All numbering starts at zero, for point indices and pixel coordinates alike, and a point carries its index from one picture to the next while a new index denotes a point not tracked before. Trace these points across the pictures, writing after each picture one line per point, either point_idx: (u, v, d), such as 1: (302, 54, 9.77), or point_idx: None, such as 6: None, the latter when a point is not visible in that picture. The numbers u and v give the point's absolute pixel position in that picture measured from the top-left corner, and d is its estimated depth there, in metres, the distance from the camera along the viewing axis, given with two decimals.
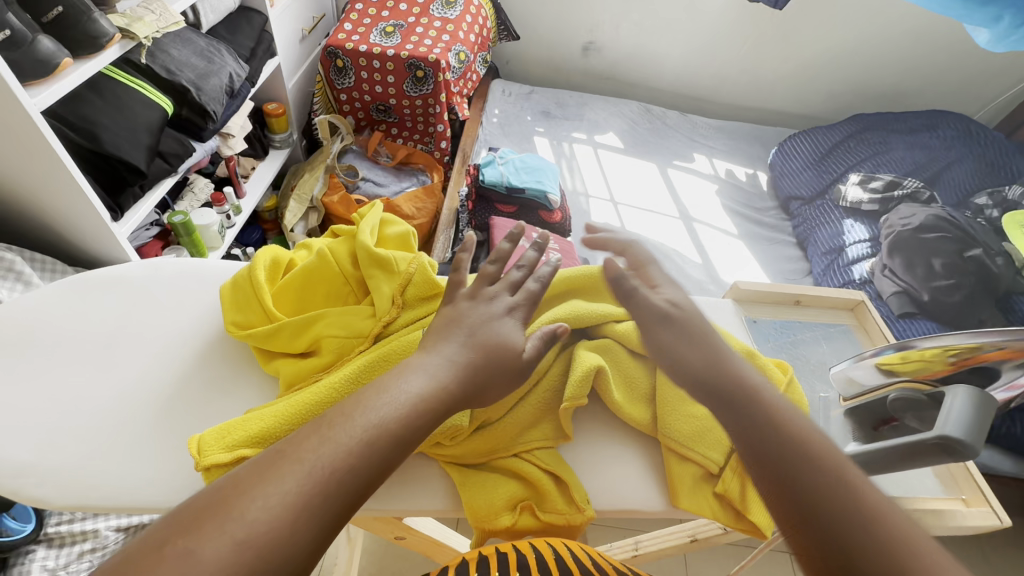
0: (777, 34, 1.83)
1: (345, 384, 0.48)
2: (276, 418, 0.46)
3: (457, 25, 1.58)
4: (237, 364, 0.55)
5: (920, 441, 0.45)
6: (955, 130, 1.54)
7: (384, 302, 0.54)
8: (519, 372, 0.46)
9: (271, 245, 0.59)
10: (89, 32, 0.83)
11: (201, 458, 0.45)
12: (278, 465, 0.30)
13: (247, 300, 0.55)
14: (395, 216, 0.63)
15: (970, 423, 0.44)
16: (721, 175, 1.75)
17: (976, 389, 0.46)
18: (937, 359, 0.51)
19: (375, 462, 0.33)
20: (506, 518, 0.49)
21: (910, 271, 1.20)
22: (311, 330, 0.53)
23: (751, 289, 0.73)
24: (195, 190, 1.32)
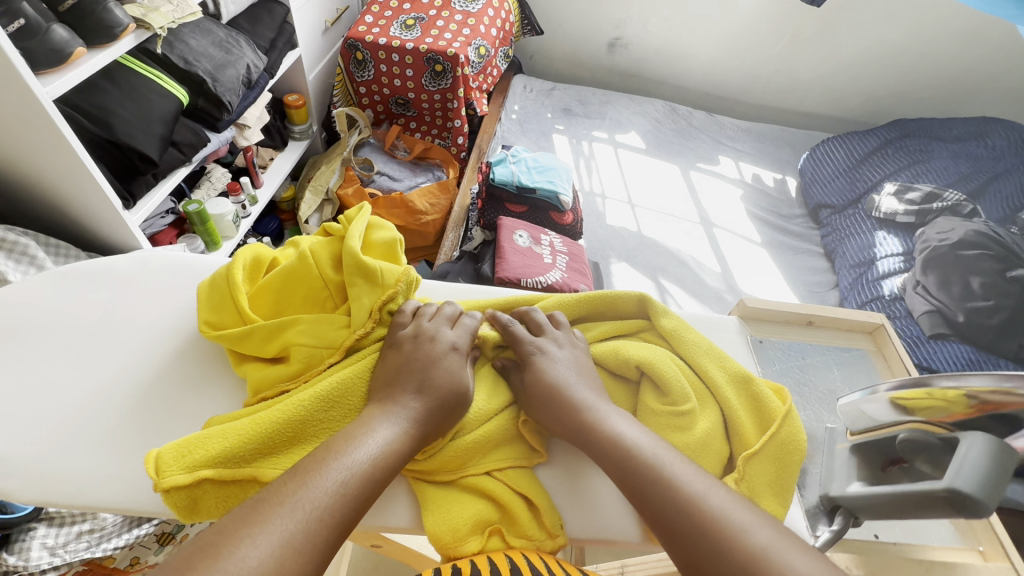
0: (815, 33, 1.74)
1: (316, 404, 0.48)
2: (240, 436, 0.46)
3: (478, 18, 1.56)
4: (212, 364, 0.54)
5: (930, 493, 0.41)
6: (1005, 141, 1.50)
7: (361, 314, 0.53)
8: (459, 407, 0.50)
9: (252, 244, 0.58)
10: (105, 22, 0.84)
11: (158, 479, 0.43)
12: (264, 513, 0.36)
13: (223, 300, 0.54)
14: (383, 220, 0.61)
15: (986, 479, 0.39)
16: (747, 179, 1.68)
17: (994, 437, 0.41)
18: (957, 401, 0.44)
19: (349, 504, 0.39)
20: (473, 543, 0.46)
21: (945, 290, 1.20)
22: (282, 335, 0.52)
23: (760, 308, 0.68)
24: (212, 179, 1.34)
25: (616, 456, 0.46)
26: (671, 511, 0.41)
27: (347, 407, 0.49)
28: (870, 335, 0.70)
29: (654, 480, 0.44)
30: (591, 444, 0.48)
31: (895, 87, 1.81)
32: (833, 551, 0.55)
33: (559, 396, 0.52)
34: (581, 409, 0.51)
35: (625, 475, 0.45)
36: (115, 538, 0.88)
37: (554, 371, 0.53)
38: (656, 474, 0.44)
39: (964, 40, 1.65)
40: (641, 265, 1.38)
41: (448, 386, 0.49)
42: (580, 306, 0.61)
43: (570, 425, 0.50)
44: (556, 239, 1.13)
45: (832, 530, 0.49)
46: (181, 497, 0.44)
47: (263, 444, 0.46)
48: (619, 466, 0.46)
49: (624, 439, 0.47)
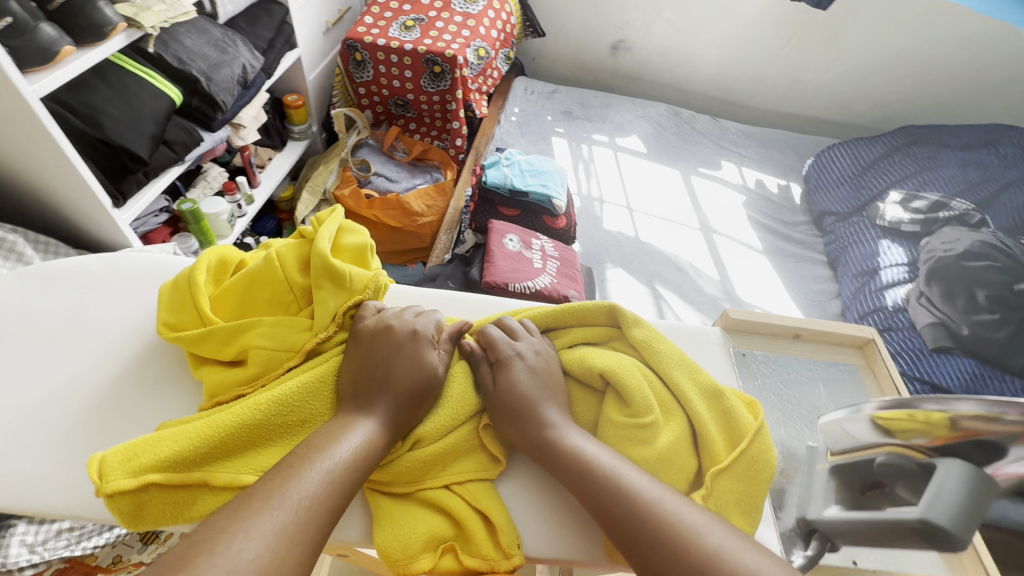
0: (822, 37, 1.70)
1: (273, 408, 0.48)
2: (191, 440, 0.46)
3: (479, 20, 1.55)
4: (171, 367, 0.54)
5: (902, 522, 0.41)
6: (1016, 150, 1.46)
7: (325, 317, 0.54)
8: (427, 391, 0.51)
9: (217, 247, 0.59)
10: (94, 20, 0.84)
11: (102, 483, 0.43)
12: (256, 510, 0.38)
13: (184, 301, 0.55)
14: (356, 224, 0.62)
15: (960, 509, 0.38)
16: (749, 185, 1.65)
17: (973, 467, 0.39)
18: (938, 424, 0.41)
19: (337, 499, 0.42)
20: (425, 560, 0.45)
21: (949, 302, 1.16)
22: (241, 338, 0.52)
23: (744, 320, 0.66)
24: (209, 178, 1.34)
25: (577, 472, 0.47)
26: (633, 524, 0.42)
27: (306, 411, 0.49)
28: (860, 350, 0.67)
29: (615, 494, 0.44)
30: (549, 459, 0.48)
31: (904, 92, 1.77)
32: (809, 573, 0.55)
33: (517, 408, 0.51)
34: (543, 422, 0.50)
35: (585, 490, 0.46)
36: (94, 536, 0.86)
37: (514, 379, 0.52)
38: (615, 487, 0.44)
39: (977, 46, 1.61)
40: (637, 270, 1.36)
41: (415, 378, 0.50)
42: (551, 318, 0.60)
43: (532, 439, 0.50)
44: (547, 244, 1.12)
45: (807, 554, 0.50)
46: (125, 503, 0.44)
47: (215, 448, 0.46)
48: (581, 482, 0.46)
49: (585, 453, 0.48)
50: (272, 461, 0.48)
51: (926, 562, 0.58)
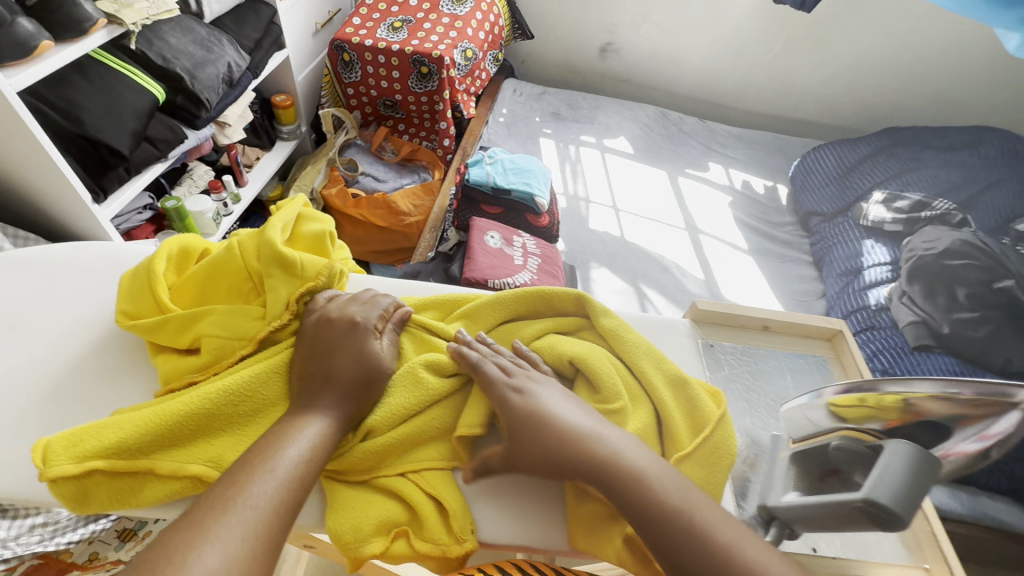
0: (807, 38, 1.72)
1: (219, 398, 0.51)
2: (134, 427, 0.48)
3: (466, 21, 1.56)
4: (130, 355, 0.57)
5: (847, 502, 0.41)
6: (998, 150, 1.48)
7: (278, 305, 0.56)
8: (373, 381, 0.52)
9: (179, 237, 0.61)
10: (74, 16, 0.85)
11: (46, 468, 0.46)
12: (215, 519, 0.38)
13: (142, 290, 0.57)
14: (313, 213, 0.68)
15: (903, 489, 0.39)
16: (736, 186, 1.66)
17: (918, 447, 0.41)
18: (889, 408, 0.45)
19: (287, 501, 0.42)
20: (375, 544, 0.46)
21: (930, 299, 1.17)
22: (193, 328, 0.55)
23: (712, 312, 0.66)
24: (194, 176, 1.35)
25: (634, 498, 0.44)
26: (678, 547, 0.42)
27: (256, 401, 0.52)
28: (828, 342, 0.67)
29: (661, 513, 0.44)
30: (591, 473, 0.46)
31: (891, 94, 1.78)
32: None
33: (553, 424, 0.48)
34: (595, 438, 0.47)
35: (633, 506, 0.44)
36: (71, 532, 0.80)
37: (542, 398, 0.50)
38: (667, 509, 0.44)
39: (960, 48, 1.63)
40: (621, 270, 1.36)
41: (356, 370, 0.51)
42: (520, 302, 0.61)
43: (583, 460, 0.47)
44: (529, 241, 1.12)
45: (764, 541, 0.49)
46: (70, 487, 0.47)
47: (161, 436, 0.49)
48: (637, 510, 0.44)
49: (645, 477, 0.45)
50: (217, 450, 0.50)
51: (887, 548, 0.58)
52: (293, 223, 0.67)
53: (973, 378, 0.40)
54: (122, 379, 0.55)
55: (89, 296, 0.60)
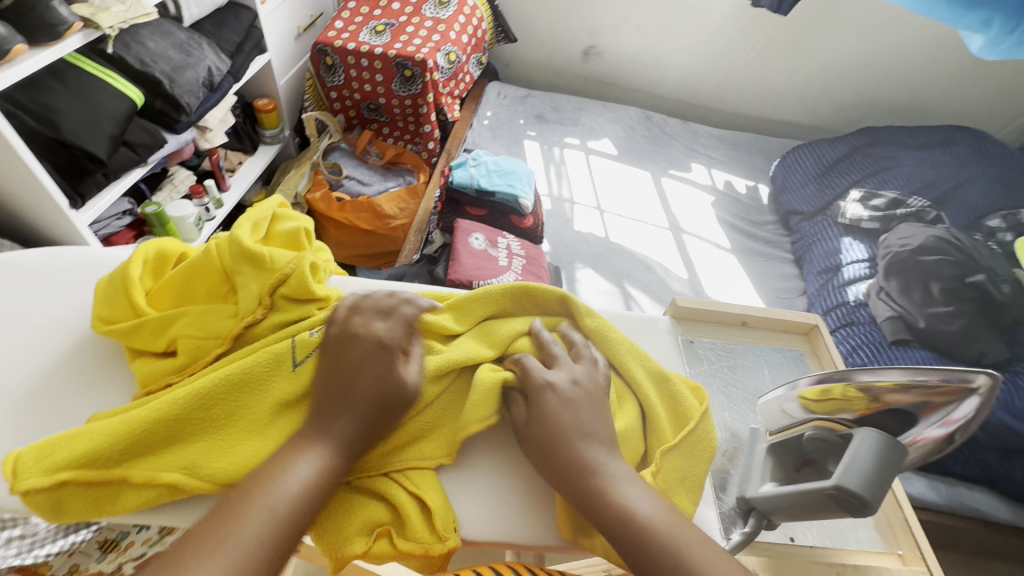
0: (785, 41, 1.75)
1: (192, 401, 0.51)
2: (104, 436, 0.48)
3: (449, 25, 1.57)
4: (108, 359, 0.57)
5: (818, 490, 0.43)
6: (969, 149, 1.52)
7: (250, 301, 0.57)
8: (395, 403, 0.49)
9: (153, 240, 0.61)
10: (48, 20, 0.84)
11: (16, 482, 0.46)
12: (208, 549, 0.38)
13: (116, 294, 0.57)
14: (288, 211, 0.68)
15: (870, 475, 0.41)
16: (718, 186, 1.68)
17: (885, 434, 0.43)
18: (856, 398, 0.48)
19: (283, 536, 0.40)
20: (358, 544, 0.47)
21: (907, 295, 1.20)
22: (168, 330, 0.56)
23: (691, 309, 0.67)
24: (175, 181, 1.34)
25: (629, 534, 0.43)
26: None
27: (230, 401, 0.52)
28: (804, 336, 0.69)
29: (649, 549, 0.42)
30: (584, 500, 0.46)
31: (866, 95, 1.83)
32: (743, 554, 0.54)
33: (564, 445, 0.48)
34: (599, 476, 0.47)
35: (621, 539, 0.44)
36: (48, 544, 0.79)
37: (571, 399, 0.50)
38: (655, 544, 0.42)
39: (931, 49, 1.68)
40: (605, 270, 1.37)
41: (376, 393, 0.48)
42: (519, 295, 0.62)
43: (585, 489, 0.46)
44: (513, 242, 1.12)
45: (744, 531, 0.50)
46: (44, 499, 0.47)
47: (134, 443, 0.49)
48: (632, 545, 0.43)
49: (638, 514, 0.44)
50: (191, 456, 0.50)
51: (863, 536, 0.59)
52: (268, 223, 0.66)
53: (936, 365, 0.45)
54: (101, 383, 0.55)
55: (61, 303, 0.59)
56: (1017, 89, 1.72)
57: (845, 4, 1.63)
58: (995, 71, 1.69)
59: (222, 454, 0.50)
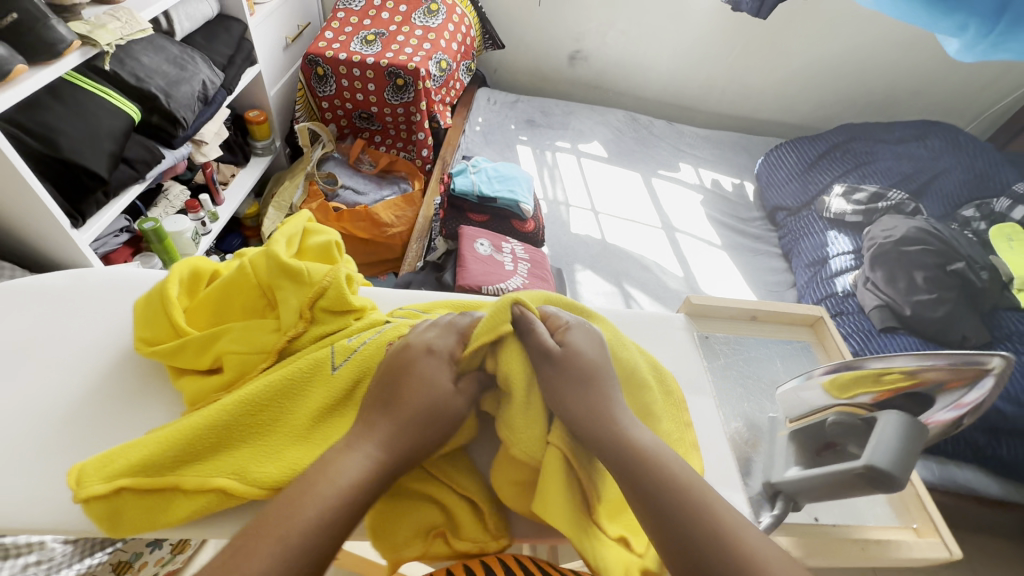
0: (763, 43, 1.82)
1: (238, 409, 0.53)
2: (158, 444, 0.51)
3: (439, 33, 1.58)
4: (146, 377, 0.59)
5: (849, 471, 0.47)
6: (943, 142, 1.60)
7: (290, 315, 0.60)
8: (444, 416, 0.52)
9: (189, 259, 0.64)
10: (47, 39, 0.83)
11: (80, 489, 0.49)
12: (263, 540, 0.39)
13: (157, 316, 0.60)
14: (318, 225, 0.71)
15: (896, 453, 0.46)
16: (706, 185, 1.73)
17: (908, 416, 0.47)
18: (889, 381, 0.51)
19: (325, 537, 0.41)
20: (416, 547, 0.51)
21: (892, 284, 1.26)
22: (213, 346, 0.58)
23: (705, 305, 0.70)
24: (170, 197, 1.33)
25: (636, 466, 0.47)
26: (665, 511, 0.44)
27: (273, 409, 0.55)
28: (810, 328, 0.72)
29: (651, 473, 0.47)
30: (602, 446, 0.50)
31: (843, 92, 1.90)
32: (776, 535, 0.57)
33: (588, 387, 0.54)
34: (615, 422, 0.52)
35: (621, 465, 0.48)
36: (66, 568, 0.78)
37: (582, 349, 0.56)
38: (661, 475, 0.46)
39: (901, 47, 1.76)
40: (604, 270, 1.41)
41: (424, 407, 0.51)
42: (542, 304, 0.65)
43: (596, 434, 0.51)
44: (517, 246, 1.14)
45: (773, 513, 0.54)
46: (103, 507, 0.49)
47: (185, 450, 0.51)
48: (641, 476, 0.47)
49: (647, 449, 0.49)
50: (238, 463, 0.52)
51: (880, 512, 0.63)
52: (299, 237, 0.70)
53: (950, 351, 0.48)
54: (142, 402, 0.57)
55: (91, 324, 0.61)
56: (982, 84, 1.81)
57: (820, 6, 1.70)
58: (963, 67, 1.78)
59: (267, 459, 0.52)
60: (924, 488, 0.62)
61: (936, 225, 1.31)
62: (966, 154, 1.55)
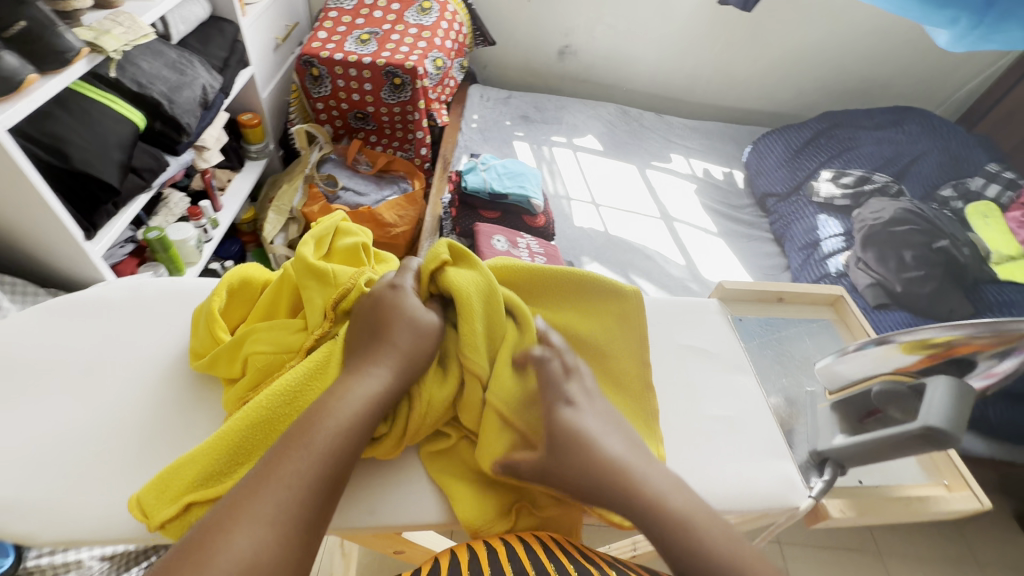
0: (746, 35, 1.87)
1: (276, 410, 0.54)
2: (205, 459, 0.52)
3: (433, 31, 1.58)
4: (199, 388, 0.63)
5: (906, 432, 0.54)
6: (919, 127, 1.68)
7: (316, 315, 0.61)
8: (430, 340, 0.58)
9: (233, 270, 0.66)
10: (55, 47, 0.80)
11: (150, 519, 0.51)
12: (266, 485, 0.44)
13: (201, 332, 0.63)
14: (349, 225, 0.71)
15: (950, 413, 0.52)
16: (698, 174, 1.78)
17: (956, 381, 0.54)
18: (937, 348, 0.57)
19: (326, 469, 0.47)
20: (502, 525, 0.56)
21: (883, 263, 1.33)
22: (242, 352, 0.60)
23: (736, 292, 0.79)
24: (171, 205, 1.29)
25: (655, 517, 0.49)
26: (680, 556, 0.47)
27: (307, 406, 0.55)
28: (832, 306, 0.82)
29: (668, 531, 0.48)
30: (613, 499, 0.51)
31: (821, 81, 1.98)
32: (827, 499, 0.64)
33: (588, 445, 0.53)
34: (619, 463, 0.52)
35: (637, 515, 0.50)
36: None
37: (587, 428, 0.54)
38: (683, 529, 0.48)
39: (876, 36, 1.84)
40: (611, 262, 1.44)
41: (415, 330, 0.57)
42: (541, 280, 0.67)
43: (603, 491, 0.51)
44: (532, 241, 1.17)
45: (824, 479, 0.62)
46: (177, 530, 0.51)
47: (234, 455, 0.53)
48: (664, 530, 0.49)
49: (665, 499, 0.50)
50: None
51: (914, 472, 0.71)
52: (330, 239, 0.70)
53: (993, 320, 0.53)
54: (193, 410, 0.61)
55: (146, 332, 0.67)
56: (950, 69, 1.91)
57: None
58: (933, 53, 1.87)
59: None
60: (958, 456, 0.70)
61: (919, 207, 1.40)
62: (941, 137, 1.64)
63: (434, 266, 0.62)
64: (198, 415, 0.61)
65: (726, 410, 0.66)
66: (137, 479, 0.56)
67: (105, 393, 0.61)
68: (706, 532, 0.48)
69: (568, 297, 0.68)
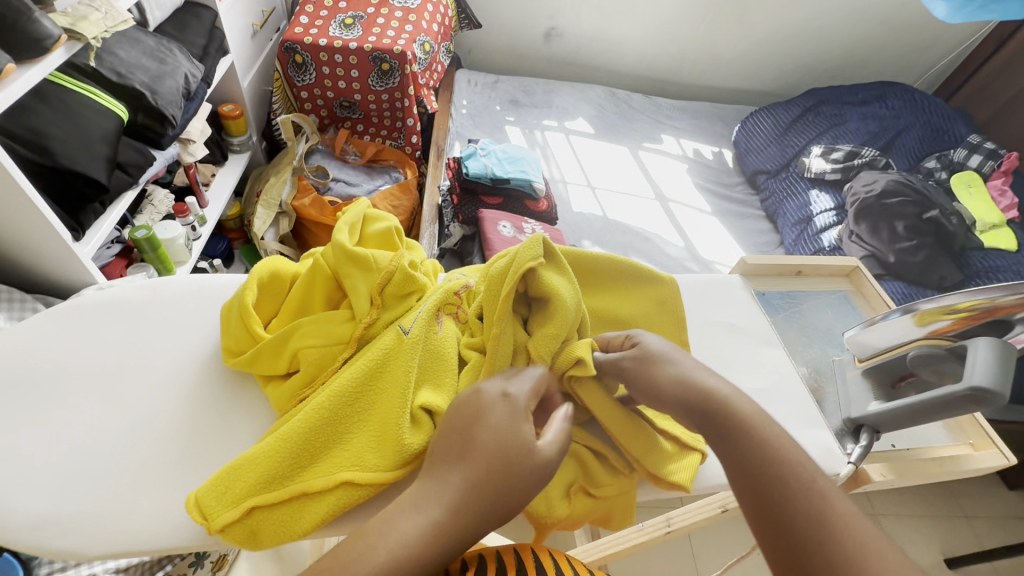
0: (731, 13, 1.87)
1: (336, 403, 0.55)
2: (269, 460, 0.53)
3: (419, 14, 1.53)
4: (233, 394, 0.62)
5: (953, 394, 0.58)
6: (901, 102, 1.73)
7: (363, 302, 0.61)
8: (538, 471, 0.42)
9: (263, 262, 0.65)
10: (32, 34, 0.75)
11: (211, 521, 0.51)
12: None
13: (235, 328, 0.62)
14: (377, 211, 0.70)
15: (995, 372, 0.56)
16: (689, 154, 1.78)
17: (997, 343, 0.58)
18: (973, 310, 0.59)
19: None
20: (564, 506, 0.56)
21: (876, 235, 1.36)
22: (287, 347, 0.61)
23: (756, 266, 0.83)
24: (155, 202, 1.24)
25: (715, 414, 0.48)
26: (750, 453, 0.44)
27: (364, 399, 0.56)
28: (848, 277, 0.87)
29: (730, 423, 0.47)
30: (670, 398, 0.52)
31: (803, 59, 2.00)
32: (866, 464, 0.69)
33: (654, 369, 0.54)
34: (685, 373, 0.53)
35: (692, 409, 0.50)
36: None
37: (660, 348, 0.56)
38: (735, 419, 0.47)
39: (856, 13, 1.86)
40: (611, 244, 1.45)
41: (497, 452, 0.41)
42: (587, 272, 0.68)
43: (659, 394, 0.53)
44: (537, 226, 1.16)
45: (862, 446, 0.66)
46: (240, 531, 0.52)
47: (297, 456, 0.53)
48: (721, 422, 0.48)
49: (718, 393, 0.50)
50: (350, 455, 0.54)
51: (937, 432, 0.76)
52: (360, 225, 0.69)
53: None
54: (230, 417, 0.61)
55: (170, 336, 0.65)
56: (926, 44, 1.96)
57: None
58: (910, 28, 1.91)
59: (371, 445, 0.54)
60: (983, 417, 0.75)
61: (909, 178, 1.45)
62: (922, 111, 1.69)
63: (531, 267, 0.57)
64: (237, 417, 0.61)
65: (761, 382, 0.70)
66: (181, 481, 0.56)
67: (139, 399, 0.60)
68: (772, 435, 0.45)
69: (599, 285, 0.68)
